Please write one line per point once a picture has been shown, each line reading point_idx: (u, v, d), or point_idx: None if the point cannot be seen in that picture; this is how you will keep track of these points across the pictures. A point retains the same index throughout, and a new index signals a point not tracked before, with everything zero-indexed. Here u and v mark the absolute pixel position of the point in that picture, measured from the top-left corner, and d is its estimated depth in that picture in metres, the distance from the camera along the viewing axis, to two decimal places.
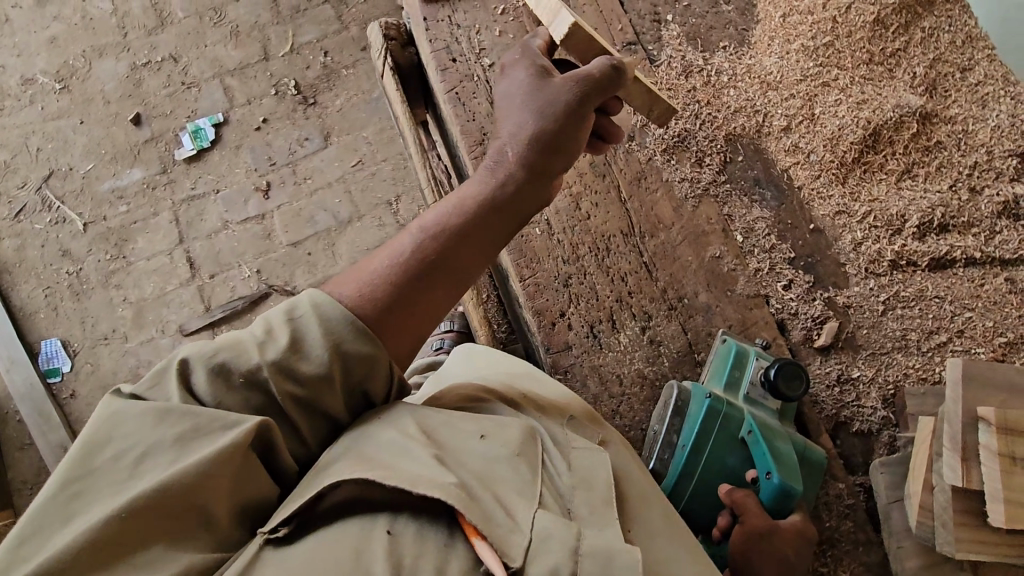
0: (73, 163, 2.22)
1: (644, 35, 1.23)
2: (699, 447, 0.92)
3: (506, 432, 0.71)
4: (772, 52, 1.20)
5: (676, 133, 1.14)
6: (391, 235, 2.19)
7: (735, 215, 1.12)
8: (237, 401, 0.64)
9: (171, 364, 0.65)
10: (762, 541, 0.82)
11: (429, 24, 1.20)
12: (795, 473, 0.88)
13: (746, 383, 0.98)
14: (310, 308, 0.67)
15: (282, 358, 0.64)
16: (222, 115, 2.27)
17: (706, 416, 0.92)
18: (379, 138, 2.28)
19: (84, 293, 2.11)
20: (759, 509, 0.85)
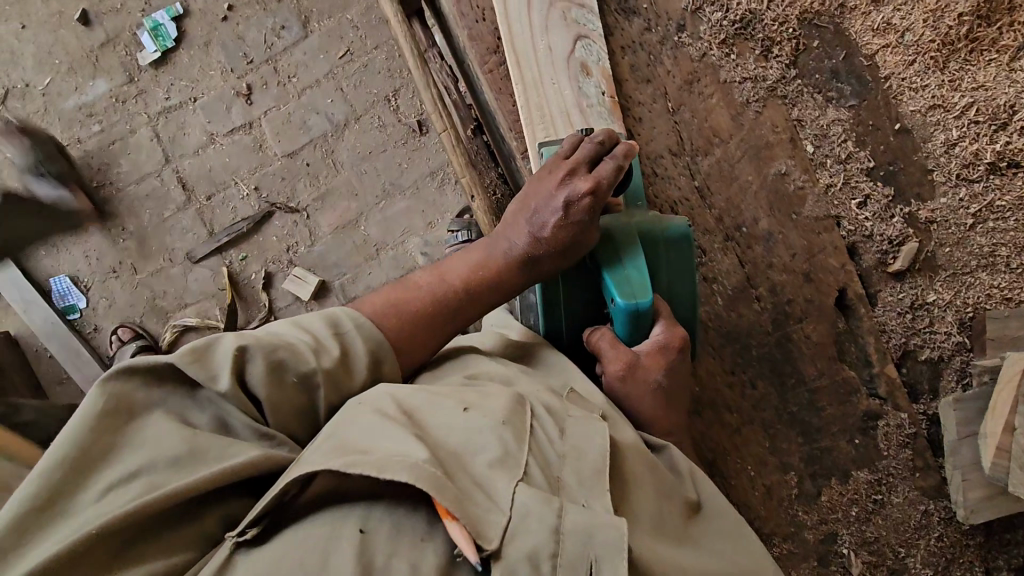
0: (28, 78, 1.96)
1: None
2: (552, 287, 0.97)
3: (487, 403, 0.74)
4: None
5: (738, 17, 0.92)
6: (394, 136, 1.98)
7: (806, 119, 0.93)
8: (285, 393, 0.76)
9: (218, 348, 0.74)
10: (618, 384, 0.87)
11: None
12: (639, 285, 0.81)
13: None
14: (358, 337, 0.83)
15: (335, 367, 0.79)
16: (181, 6, 1.95)
17: None
18: (365, 20, 1.97)
19: (80, 225, 2.00)
20: (616, 347, 0.87)
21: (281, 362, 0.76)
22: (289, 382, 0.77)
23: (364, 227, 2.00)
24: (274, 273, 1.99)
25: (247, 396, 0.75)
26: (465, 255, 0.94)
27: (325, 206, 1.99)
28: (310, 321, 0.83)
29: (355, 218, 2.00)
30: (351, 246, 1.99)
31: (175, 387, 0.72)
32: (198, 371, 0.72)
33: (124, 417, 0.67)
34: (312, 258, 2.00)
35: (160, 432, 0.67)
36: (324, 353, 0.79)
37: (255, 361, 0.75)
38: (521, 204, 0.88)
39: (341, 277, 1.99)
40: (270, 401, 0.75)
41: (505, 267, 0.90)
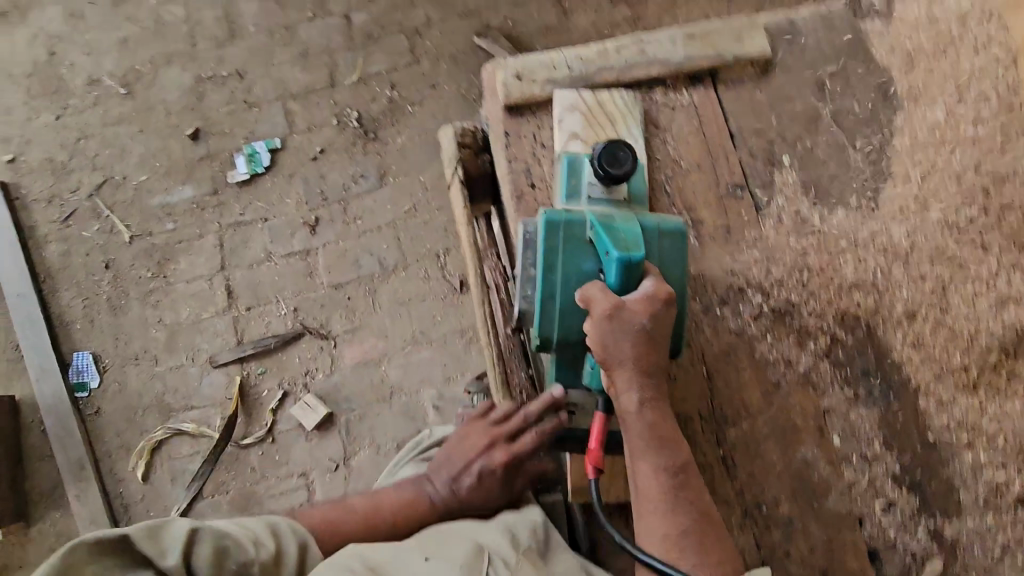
0: (127, 172, 2.18)
1: (754, 176, 1.10)
2: (551, 267, 0.97)
3: (448, 554, 0.93)
4: (917, 228, 1.07)
5: (779, 305, 1.03)
6: (435, 290, 2.09)
7: (835, 411, 1.00)
8: None
9: (172, 530, 0.88)
10: (609, 325, 0.90)
11: (509, 140, 1.11)
12: (634, 244, 0.92)
13: (584, 187, 1.03)
14: (295, 544, 0.97)
15: (268, 562, 0.91)
16: (279, 141, 2.19)
17: (548, 233, 0.97)
18: (436, 184, 2.17)
19: (121, 308, 2.09)
20: (606, 292, 0.92)
21: (225, 549, 0.89)
22: (227, 569, 0.88)
23: (385, 366, 2.04)
24: (286, 391, 2.02)
25: None
26: (397, 493, 1.14)
27: (353, 339, 2.06)
28: (253, 522, 0.96)
29: (378, 357, 2.04)
30: (367, 383, 2.03)
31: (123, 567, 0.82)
32: (152, 547, 0.85)
33: None
34: (327, 386, 2.03)
35: None
36: (261, 548, 0.92)
37: (202, 543, 0.87)
38: (458, 442, 1.18)
39: (350, 412, 2.01)
40: None
41: (458, 495, 1.13)
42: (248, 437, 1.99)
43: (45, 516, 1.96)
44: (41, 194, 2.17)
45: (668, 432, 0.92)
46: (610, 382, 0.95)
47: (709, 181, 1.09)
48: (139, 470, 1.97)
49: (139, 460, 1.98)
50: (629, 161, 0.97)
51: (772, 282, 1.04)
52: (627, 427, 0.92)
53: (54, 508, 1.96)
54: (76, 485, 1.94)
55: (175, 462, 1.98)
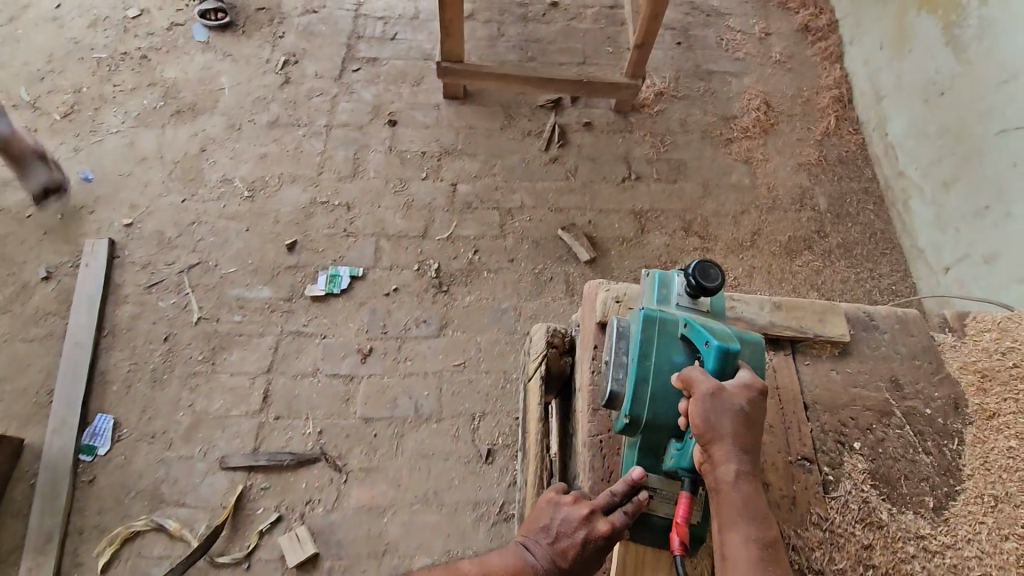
0: (221, 261, 2.37)
1: (823, 453, 1.24)
2: (646, 354, 1.18)
3: None
4: (987, 562, 1.13)
5: None
6: (461, 451, 2.06)
7: None
8: None
9: None
10: (712, 399, 1.04)
11: (595, 357, 1.34)
12: (727, 338, 1.13)
13: (674, 297, 1.28)
14: None
15: None
16: (362, 270, 2.38)
17: (646, 325, 1.20)
18: (490, 348, 2.25)
19: (160, 382, 2.12)
20: (705, 373, 1.08)
21: None
22: None
23: (387, 519, 1.94)
24: (280, 516, 1.92)
25: None
26: (504, 558, 1.10)
27: (365, 480, 1.99)
28: None
29: (383, 506, 1.95)
30: (363, 532, 1.91)
31: None
32: None
33: None
34: (322, 523, 1.92)
35: None
36: None
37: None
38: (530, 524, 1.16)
39: (335, 559, 1.87)
40: None
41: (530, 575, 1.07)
42: (224, 555, 1.86)
43: None
44: (139, 259, 2.36)
45: (756, 508, 1.01)
46: (704, 458, 1.06)
47: (779, 447, 1.22)
48: (101, 558, 1.83)
49: (107, 547, 1.85)
50: (718, 278, 1.21)
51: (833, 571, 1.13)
52: (724, 496, 1.01)
53: None
54: (34, 556, 1.81)
55: (140, 561, 1.84)
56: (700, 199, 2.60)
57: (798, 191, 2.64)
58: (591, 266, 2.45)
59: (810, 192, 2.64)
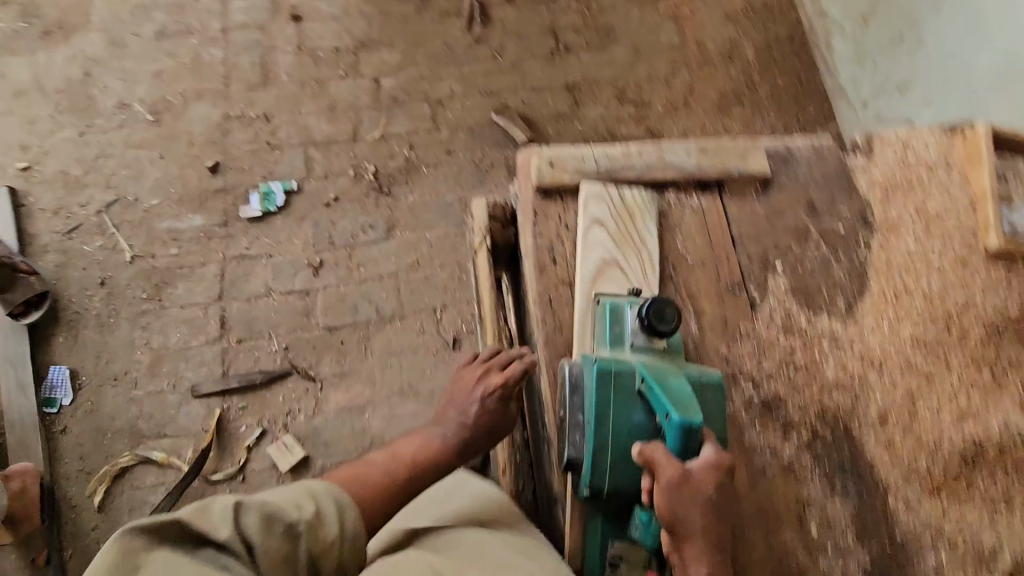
0: (141, 194, 2.22)
1: (750, 276, 1.36)
2: (603, 411, 1.15)
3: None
4: (885, 347, 1.33)
5: (769, 396, 1.28)
6: (428, 343, 2.13)
7: (814, 500, 1.25)
8: (272, 541, 1.00)
9: (219, 509, 1.00)
10: (673, 488, 1.01)
11: (536, 223, 1.37)
12: (690, 407, 1.08)
13: (628, 335, 1.23)
14: (332, 500, 1.12)
15: (311, 521, 1.06)
16: (296, 184, 2.28)
17: (600, 382, 1.16)
18: (441, 243, 2.26)
19: (108, 326, 2.07)
20: (669, 458, 1.04)
21: (271, 514, 1.02)
22: (277, 530, 1.02)
23: (369, 415, 2.04)
24: (265, 429, 1.99)
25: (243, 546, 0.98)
26: (409, 441, 1.37)
27: (341, 383, 2.07)
28: (297, 492, 1.10)
29: (363, 405, 2.05)
30: (349, 430, 2.02)
31: (184, 543, 0.96)
32: (201, 522, 0.97)
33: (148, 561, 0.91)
34: (308, 429, 2.01)
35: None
36: (302, 510, 1.07)
37: (248, 512, 1.00)
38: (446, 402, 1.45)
39: (326, 457, 1.98)
40: (260, 543, 0.99)
41: (443, 443, 1.36)
42: (218, 472, 1.94)
43: None
44: (49, 205, 2.19)
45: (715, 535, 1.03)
46: (673, 548, 1.04)
47: (711, 277, 1.34)
48: (96, 496, 1.89)
49: (98, 485, 1.90)
50: (674, 318, 1.16)
51: (763, 375, 1.29)
52: (692, 545, 1.01)
53: None
54: None
55: (135, 491, 1.91)
56: (630, 64, 2.55)
57: (726, 44, 2.61)
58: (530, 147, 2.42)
59: (737, 43, 2.62)
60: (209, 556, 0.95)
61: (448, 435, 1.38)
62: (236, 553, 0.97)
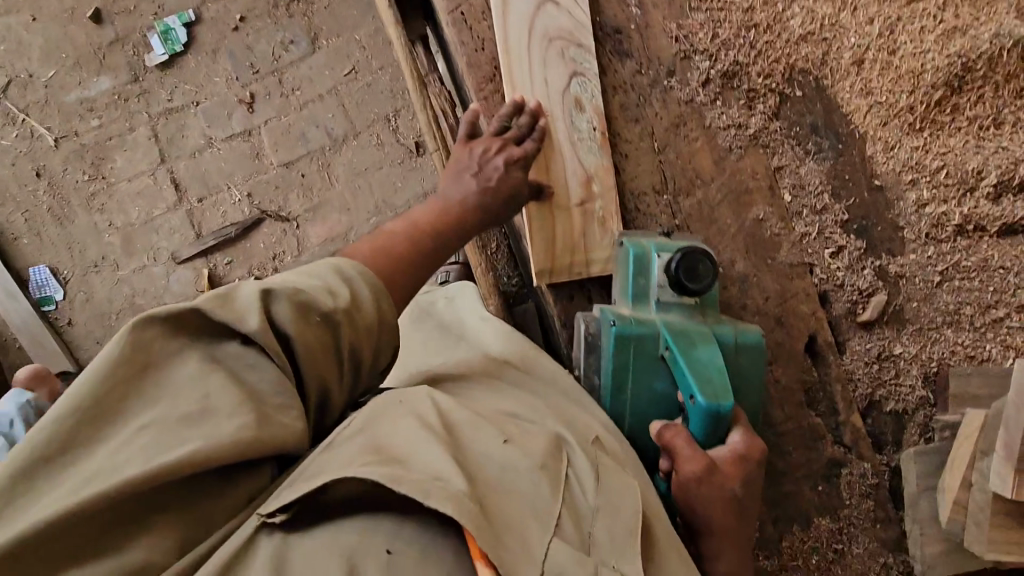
0: (32, 68, 1.98)
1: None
2: (620, 386, 0.95)
3: (531, 440, 0.73)
4: None
5: (724, 68, 1.02)
6: (391, 155, 2.01)
7: (784, 168, 1.03)
8: (312, 335, 0.71)
9: (242, 293, 0.70)
10: (697, 485, 0.84)
11: None
12: (722, 389, 0.85)
13: (653, 288, 0.95)
14: (366, 290, 0.77)
15: (350, 313, 0.74)
16: (193, 12, 1.98)
17: (616, 346, 0.93)
18: (373, 42, 2.01)
19: (67, 217, 1.99)
20: (693, 449, 0.85)
21: (307, 303, 0.72)
22: (313, 321, 0.72)
23: (352, 240, 2.00)
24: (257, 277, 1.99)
25: (276, 342, 0.69)
26: (423, 207, 0.95)
27: (316, 217, 2.00)
28: (323, 276, 0.76)
29: (344, 232, 2.00)
30: None
31: (210, 331, 0.67)
32: (226, 314, 0.67)
33: (155, 365, 0.63)
34: (298, 267, 2.00)
35: (176, 390, 0.62)
36: (337, 298, 0.74)
37: (282, 302, 0.70)
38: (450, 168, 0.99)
39: None
40: (298, 337, 0.70)
41: (464, 211, 0.94)
42: None
43: None
44: None
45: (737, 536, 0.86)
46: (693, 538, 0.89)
47: None
48: None
49: None
50: (710, 275, 0.90)
51: (719, 46, 1.02)
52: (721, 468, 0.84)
53: None
54: None
55: None
56: None
57: None
58: None
59: None
60: (236, 356, 0.68)
61: (469, 197, 0.95)
62: (271, 355, 0.69)
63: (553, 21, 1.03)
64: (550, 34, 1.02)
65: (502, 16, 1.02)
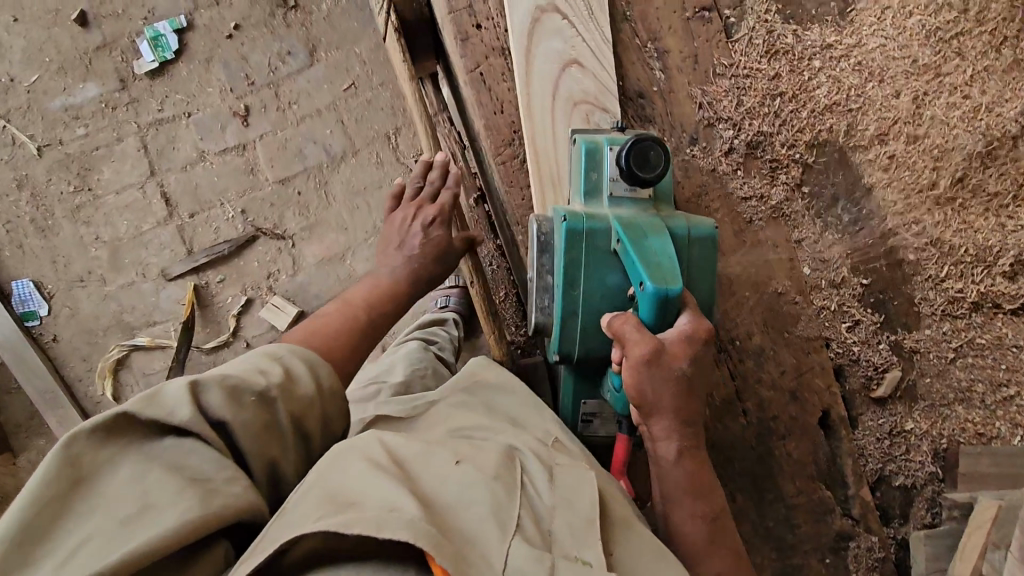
0: (13, 72, 1.89)
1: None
2: (572, 282, 0.90)
3: (479, 454, 0.72)
4: (890, 43, 1.05)
5: (749, 138, 1.07)
6: (390, 175, 1.95)
7: (805, 241, 1.08)
8: (249, 414, 0.72)
9: (166, 389, 0.69)
10: (646, 367, 0.80)
11: None
12: (670, 272, 0.82)
13: (607, 182, 0.94)
14: (297, 359, 0.81)
15: (283, 381, 0.77)
16: (184, 18, 1.90)
17: (568, 243, 0.90)
18: (374, 55, 1.95)
19: (51, 229, 1.92)
20: (640, 331, 0.81)
21: (239, 385, 0.73)
22: (248, 401, 0.73)
23: (351, 261, 1.95)
24: (251, 298, 1.93)
25: (212, 428, 0.70)
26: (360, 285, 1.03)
27: (313, 237, 1.95)
28: (246, 358, 0.79)
29: (342, 252, 1.95)
30: (335, 280, 1.95)
31: (146, 432, 0.66)
32: (158, 412, 0.66)
33: (88, 478, 0.60)
34: (293, 287, 1.95)
35: (117, 493, 0.60)
36: (268, 374, 0.76)
37: (212, 389, 0.70)
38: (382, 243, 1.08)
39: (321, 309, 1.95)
40: (234, 418, 0.71)
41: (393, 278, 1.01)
42: (212, 343, 1.93)
43: (31, 444, 1.93)
44: None
45: (689, 410, 0.83)
46: (641, 423, 0.85)
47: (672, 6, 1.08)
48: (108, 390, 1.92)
49: (104, 382, 1.92)
50: (662, 162, 0.87)
51: (743, 114, 1.07)
52: (669, 354, 0.81)
53: (36, 437, 1.93)
54: (52, 412, 1.89)
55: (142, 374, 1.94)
56: None
57: None
58: None
59: None
60: (176, 449, 0.66)
61: (397, 267, 1.03)
62: (210, 441, 0.69)
63: (577, 85, 1.03)
64: (575, 100, 1.03)
65: (525, 87, 1.02)
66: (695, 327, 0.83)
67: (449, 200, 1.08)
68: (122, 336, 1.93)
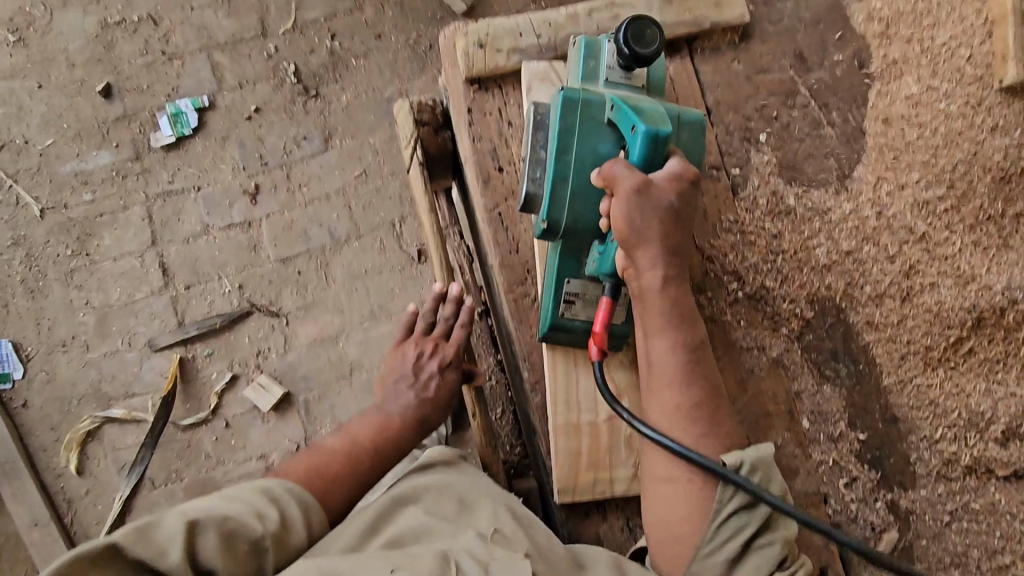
0: (29, 135, 1.92)
1: (730, 156, 1.20)
2: (566, 147, 1.00)
3: (414, 564, 0.74)
4: (885, 214, 1.15)
5: (753, 291, 1.13)
6: (391, 261, 1.98)
7: (803, 393, 1.12)
8: (237, 564, 0.76)
9: (156, 524, 0.74)
10: (636, 196, 0.92)
11: (472, 117, 1.19)
12: (661, 120, 0.94)
13: (603, 70, 1.06)
14: (296, 506, 0.86)
15: (278, 530, 0.81)
16: (207, 98, 1.97)
17: (566, 110, 1.00)
18: (387, 146, 2.02)
19: (40, 290, 1.89)
20: (630, 168, 0.94)
21: (235, 530, 0.77)
22: (240, 549, 0.77)
23: (343, 343, 1.94)
24: (236, 373, 1.89)
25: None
26: (362, 419, 1.05)
27: (307, 316, 1.94)
28: (243, 493, 0.84)
29: (334, 333, 1.94)
30: (324, 360, 1.93)
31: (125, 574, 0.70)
32: (144, 552, 0.71)
33: None
34: (282, 365, 1.92)
35: None
36: (265, 518, 0.81)
37: (207, 535, 0.74)
38: (386, 375, 1.12)
39: (307, 391, 1.91)
40: (222, 565, 0.74)
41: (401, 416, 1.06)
42: (189, 420, 1.86)
43: None
44: None
45: (674, 242, 0.97)
46: (628, 264, 0.97)
47: None
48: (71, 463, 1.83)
49: (68, 454, 1.83)
50: (656, 42, 0.98)
51: (747, 268, 1.14)
52: (656, 196, 0.93)
53: None
54: (9, 483, 1.78)
55: (110, 448, 1.85)
56: None
57: None
58: (471, 17, 2.06)
59: None
60: None
61: (407, 408, 1.07)
62: None
63: None
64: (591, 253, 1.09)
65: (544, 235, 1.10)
66: (680, 169, 0.96)
67: (462, 337, 1.15)
68: (94, 404, 1.87)
